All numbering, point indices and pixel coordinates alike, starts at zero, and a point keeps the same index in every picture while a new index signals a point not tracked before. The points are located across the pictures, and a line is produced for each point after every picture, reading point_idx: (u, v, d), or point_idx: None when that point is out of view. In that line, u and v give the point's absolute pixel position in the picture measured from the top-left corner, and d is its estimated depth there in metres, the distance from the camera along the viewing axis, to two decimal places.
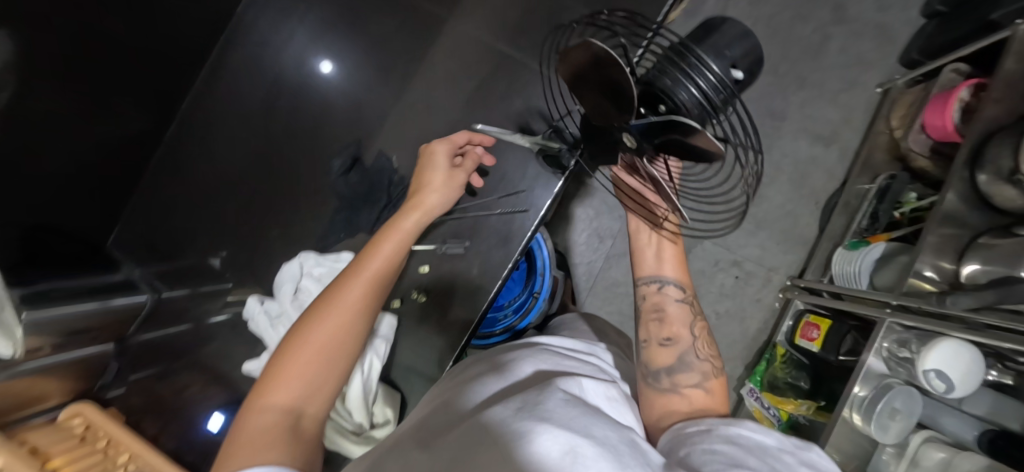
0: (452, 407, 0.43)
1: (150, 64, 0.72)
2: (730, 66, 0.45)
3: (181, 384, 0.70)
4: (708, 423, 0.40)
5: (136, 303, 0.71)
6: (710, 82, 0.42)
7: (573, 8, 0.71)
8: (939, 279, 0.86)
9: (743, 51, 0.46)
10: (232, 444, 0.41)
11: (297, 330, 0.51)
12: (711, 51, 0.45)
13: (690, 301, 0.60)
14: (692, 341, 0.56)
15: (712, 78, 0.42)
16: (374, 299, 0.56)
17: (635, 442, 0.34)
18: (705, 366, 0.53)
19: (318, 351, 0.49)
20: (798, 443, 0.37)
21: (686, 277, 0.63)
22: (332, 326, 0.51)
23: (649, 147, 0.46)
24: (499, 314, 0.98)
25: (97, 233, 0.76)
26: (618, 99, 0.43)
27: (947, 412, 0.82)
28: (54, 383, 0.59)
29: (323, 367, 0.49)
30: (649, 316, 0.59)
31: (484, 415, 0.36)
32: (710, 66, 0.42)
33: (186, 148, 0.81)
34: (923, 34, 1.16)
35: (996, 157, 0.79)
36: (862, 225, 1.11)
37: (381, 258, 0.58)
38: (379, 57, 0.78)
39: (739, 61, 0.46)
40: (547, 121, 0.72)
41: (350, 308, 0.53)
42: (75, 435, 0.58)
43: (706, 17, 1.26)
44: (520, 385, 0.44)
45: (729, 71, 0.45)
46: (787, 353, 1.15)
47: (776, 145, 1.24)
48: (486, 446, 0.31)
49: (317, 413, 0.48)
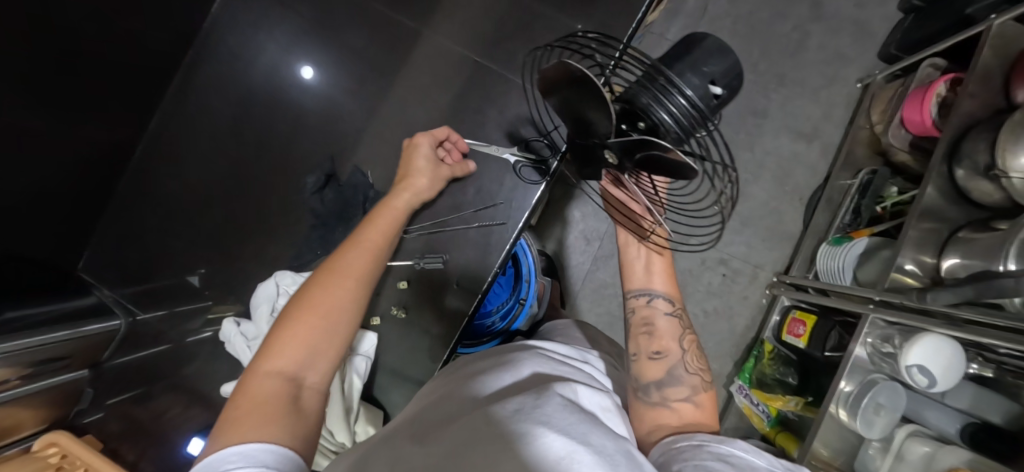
0: (452, 402, 0.42)
1: (114, 80, 0.70)
2: (708, 81, 0.50)
3: (160, 409, 0.68)
4: (699, 438, 0.40)
5: (110, 329, 0.71)
6: (683, 102, 0.42)
7: (548, 16, 0.70)
8: (922, 273, 0.86)
9: (722, 67, 0.50)
10: (233, 408, 0.40)
11: (300, 298, 0.51)
12: (690, 68, 0.50)
13: (679, 315, 0.60)
14: (681, 354, 0.56)
15: (687, 99, 0.42)
16: (374, 271, 0.57)
17: (631, 453, 0.34)
18: (694, 380, 0.54)
19: (323, 315, 0.49)
20: (788, 465, 0.37)
21: (675, 290, 0.63)
22: (336, 293, 0.52)
23: (630, 163, 0.48)
24: (489, 320, 0.96)
25: (65, 258, 0.74)
26: (596, 120, 0.46)
27: (930, 406, 0.83)
28: (25, 414, 0.57)
29: (326, 332, 0.49)
30: (638, 329, 0.59)
31: (485, 411, 0.36)
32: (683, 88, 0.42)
33: (157, 167, 0.79)
34: (900, 29, 1.17)
35: (972, 152, 0.80)
36: (845, 221, 1.12)
37: (379, 233, 0.60)
38: (355, 67, 0.77)
39: (718, 77, 0.50)
40: (537, 129, 0.71)
41: (353, 278, 0.54)
42: (50, 465, 0.56)
43: (687, 16, 1.26)
44: (523, 384, 0.44)
45: (707, 86, 0.50)
46: (775, 350, 1.16)
47: (759, 143, 1.25)
48: (490, 441, 0.31)
49: (316, 384, 0.47)
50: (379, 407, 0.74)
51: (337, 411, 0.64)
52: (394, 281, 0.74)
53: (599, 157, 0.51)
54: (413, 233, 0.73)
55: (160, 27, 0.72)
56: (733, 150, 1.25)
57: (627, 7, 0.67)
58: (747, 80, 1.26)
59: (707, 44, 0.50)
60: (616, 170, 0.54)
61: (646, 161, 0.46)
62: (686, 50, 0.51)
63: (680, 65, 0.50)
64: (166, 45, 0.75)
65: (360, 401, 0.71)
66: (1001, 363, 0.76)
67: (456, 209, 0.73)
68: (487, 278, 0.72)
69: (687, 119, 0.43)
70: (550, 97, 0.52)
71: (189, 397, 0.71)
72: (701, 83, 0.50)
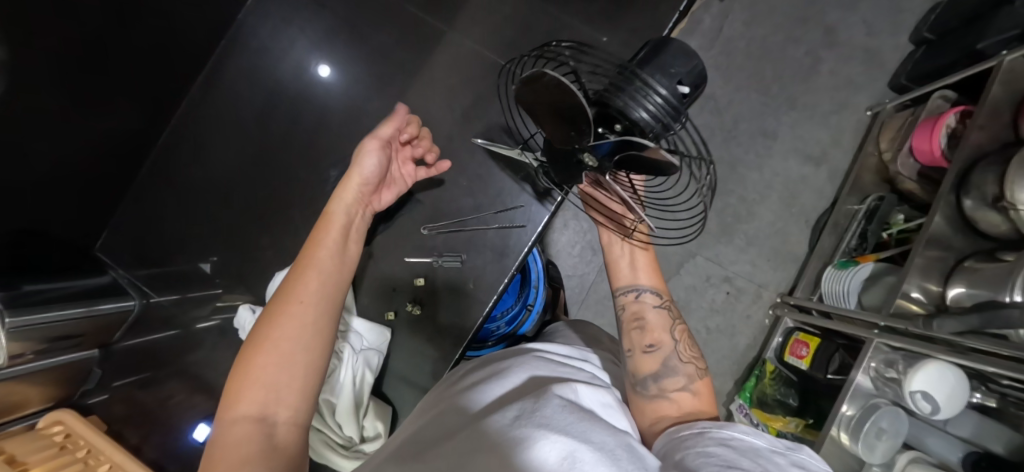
0: (447, 418, 0.41)
1: (144, 71, 0.71)
2: (677, 82, 0.49)
3: (166, 394, 0.69)
4: (700, 425, 0.40)
5: (124, 309, 0.72)
6: (658, 101, 0.46)
7: (573, 27, 0.71)
8: (926, 301, 0.87)
9: (690, 65, 0.49)
10: (210, 462, 0.40)
11: (253, 333, 0.48)
12: (661, 71, 0.49)
13: (667, 307, 0.60)
14: (674, 345, 0.56)
15: (661, 98, 0.46)
16: (329, 287, 0.54)
17: (632, 446, 0.34)
18: (690, 368, 0.54)
19: (272, 350, 0.47)
20: (788, 445, 0.38)
21: (661, 283, 0.63)
22: (287, 321, 0.49)
23: (609, 165, 0.51)
24: (493, 325, 0.95)
25: (84, 238, 0.75)
26: (576, 123, 0.48)
27: (932, 433, 0.84)
28: (34, 391, 0.58)
29: (285, 368, 0.46)
30: (630, 325, 0.58)
31: (480, 427, 0.35)
32: (657, 89, 0.45)
33: (179, 153, 0.80)
34: (911, 60, 1.20)
35: (980, 183, 0.81)
36: (851, 245, 1.14)
37: (327, 248, 0.56)
38: (379, 66, 0.78)
39: (688, 80, 0.50)
40: (514, 138, 0.73)
41: (305, 301, 0.51)
42: (55, 444, 0.56)
43: (703, 36, 1.28)
44: (519, 391, 0.44)
45: (676, 87, 0.49)
46: (776, 370, 1.15)
47: (767, 164, 1.26)
48: (487, 450, 0.31)
49: (295, 416, 0.46)
50: (387, 402, 0.74)
51: (347, 406, 0.66)
52: (408, 279, 0.75)
53: (578, 160, 0.53)
54: (431, 230, 0.74)
55: (192, 21, 0.74)
56: (743, 170, 1.27)
57: (651, 23, 0.69)
58: (758, 101, 1.27)
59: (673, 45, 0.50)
60: (596, 173, 0.55)
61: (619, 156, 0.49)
62: (657, 51, 0.50)
63: (653, 68, 0.49)
64: (196, 39, 0.76)
65: (371, 397, 0.71)
66: (1005, 395, 0.77)
67: (475, 210, 0.74)
68: (504, 280, 0.72)
69: (659, 117, 0.46)
70: (527, 102, 0.51)
71: (193, 384, 0.71)
72: (673, 82, 0.49)
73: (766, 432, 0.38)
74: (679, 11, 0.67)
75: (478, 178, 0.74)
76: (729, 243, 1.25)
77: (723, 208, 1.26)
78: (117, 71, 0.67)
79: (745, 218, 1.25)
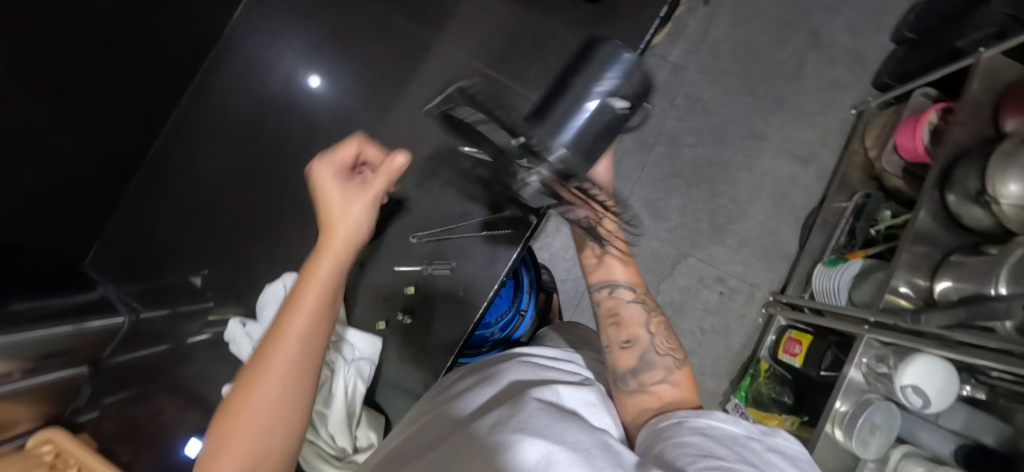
0: (434, 428, 0.43)
1: (131, 85, 0.72)
2: (610, 97, 0.44)
3: (157, 410, 0.70)
4: (679, 415, 0.41)
5: (113, 325, 0.72)
6: (577, 127, 0.44)
7: (560, 34, 0.72)
8: (915, 295, 0.88)
9: (621, 80, 0.45)
10: None
11: (234, 393, 0.46)
12: (587, 92, 0.45)
13: (643, 300, 0.61)
14: (650, 338, 0.56)
15: (586, 121, 0.44)
16: (307, 355, 0.48)
17: (608, 444, 0.34)
18: (667, 360, 0.54)
19: (253, 419, 0.44)
20: (765, 430, 0.39)
21: (636, 277, 0.63)
22: (268, 387, 0.46)
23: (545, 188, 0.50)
24: (487, 331, 0.94)
25: (73, 254, 0.75)
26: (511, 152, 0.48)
27: (923, 427, 0.84)
28: (20, 409, 0.57)
29: (265, 437, 0.45)
30: (606, 322, 0.59)
31: (466, 432, 0.36)
32: (581, 113, 0.44)
33: (167, 166, 0.80)
34: (894, 59, 1.22)
35: (963, 179, 0.83)
36: (840, 243, 1.15)
37: (313, 304, 0.50)
38: (368, 76, 0.79)
39: (626, 93, 0.45)
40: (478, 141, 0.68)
41: (281, 373, 0.46)
42: (44, 462, 0.56)
43: (689, 40, 1.30)
44: (502, 395, 0.44)
45: (609, 102, 0.44)
46: (770, 368, 1.16)
47: (756, 164, 1.28)
48: (467, 455, 0.32)
49: None
50: (380, 411, 0.74)
51: (339, 415, 0.67)
52: (400, 287, 0.75)
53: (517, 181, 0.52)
54: (420, 239, 0.75)
55: (179, 37, 0.75)
56: (732, 170, 1.28)
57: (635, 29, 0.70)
58: (745, 103, 1.29)
59: (603, 63, 0.46)
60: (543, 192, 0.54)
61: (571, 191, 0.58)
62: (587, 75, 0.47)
63: (579, 87, 0.46)
64: (183, 54, 0.77)
65: (362, 407, 0.71)
66: (993, 386, 0.78)
67: (464, 217, 0.74)
68: (494, 287, 0.72)
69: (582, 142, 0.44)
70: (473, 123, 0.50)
71: (185, 399, 0.71)
72: (602, 101, 0.44)
73: (743, 418, 0.40)
74: (658, 17, 0.68)
75: (468, 186, 0.75)
76: (721, 244, 1.26)
77: (714, 208, 1.27)
78: (104, 86, 0.67)
79: (736, 218, 1.27)
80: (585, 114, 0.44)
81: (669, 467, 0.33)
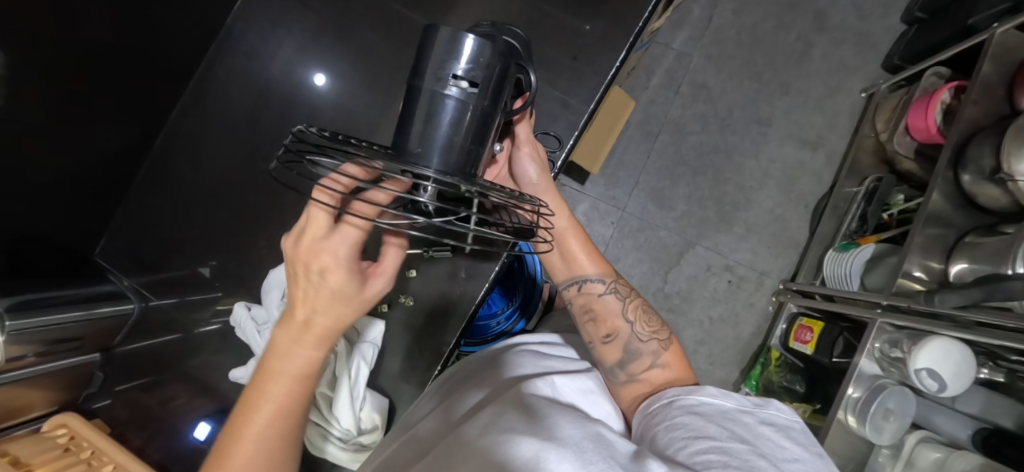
0: (428, 436, 0.44)
1: (133, 78, 0.72)
2: (456, 79, 0.28)
3: (167, 396, 0.73)
4: (670, 395, 0.42)
5: (123, 312, 0.73)
6: (442, 133, 0.28)
7: (557, 16, 0.70)
8: (929, 279, 0.86)
9: (476, 52, 0.27)
10: None
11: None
12: (430, 92, 0.28)
13: (617, 287, 0.58)
14: (630, 327, 0.55)
15: (445, 122, 0.28)
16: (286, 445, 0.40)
17: (601, 435, 0.32)
18: (654, 344, 0.53)
19: None
20: (756, 402, 0.39)
21: (604, 263, 0.59)
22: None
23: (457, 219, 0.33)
24: (491, 321, 0.96)
25: (82, 244, 0.76)
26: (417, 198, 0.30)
27: (939, 411, 0.83)
28: (34, 394, 0.60)
29: None
30: (583, 320, 0.57)
31: (456, 435, 0.36)
32: (438, 119, 0.28)
33: (174, 159, 0.81)
34: (905, 39, 1.20)
35: (977, 156, 0.80)
36: (851, 228, 1.13)
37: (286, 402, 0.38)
38: (368, 65, 0.79)
39: (477, 64, 0.28)
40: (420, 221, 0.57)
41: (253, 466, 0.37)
42: (59, 445, 0.59)
43: (693, 26, 1.28)
44: (499, 390, 0.45)
45: (457, 83, 0.28)
46: (781, 357, 1.15)
47: (764, 150, 1.26)
48: (462, 459, 0.32)
49: None
50: (386, 393, 0.74)
51: (343, 397, 0.64)
52: (400, 271, 0.72)
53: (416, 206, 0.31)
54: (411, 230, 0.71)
55: (187, 32, 0.76)
56: (739, 157, 1.26)
57: (635, 7, 0.69)
58: (750, 88, 1.27)
59: (439, 37, 0.27)
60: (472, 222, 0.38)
61: (496, 181, 0.59)
62: (420, 67, 0.28)
63: (422, 84, 0.28)
64: (184, 43, 0.77)
65: (366, 389, 0.70)
66: (1013, 370, 0.75)
67: None
68: (483, 288, 0.70)
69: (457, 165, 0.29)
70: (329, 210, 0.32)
71: (196, 387, 0.75)
72: (457, 96, 0.28)
73: (736, 393, 0.41)
74: None
75: None
76: (729, 232, 1.25)
77: (722, 195, 1.25)
78: (105, 83, 0.68)
79: (743, 206, 1.25)
80: (446, 127, 0.28)
81: (663, 455, 0.34)
